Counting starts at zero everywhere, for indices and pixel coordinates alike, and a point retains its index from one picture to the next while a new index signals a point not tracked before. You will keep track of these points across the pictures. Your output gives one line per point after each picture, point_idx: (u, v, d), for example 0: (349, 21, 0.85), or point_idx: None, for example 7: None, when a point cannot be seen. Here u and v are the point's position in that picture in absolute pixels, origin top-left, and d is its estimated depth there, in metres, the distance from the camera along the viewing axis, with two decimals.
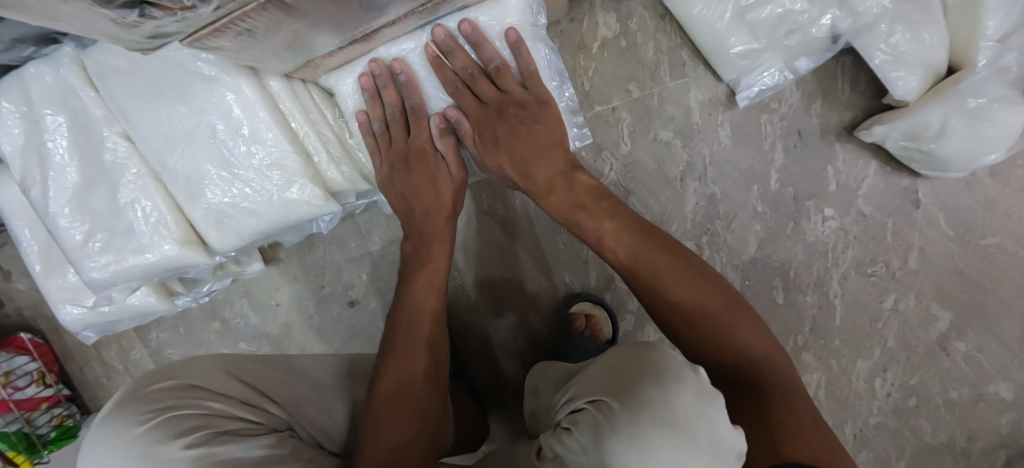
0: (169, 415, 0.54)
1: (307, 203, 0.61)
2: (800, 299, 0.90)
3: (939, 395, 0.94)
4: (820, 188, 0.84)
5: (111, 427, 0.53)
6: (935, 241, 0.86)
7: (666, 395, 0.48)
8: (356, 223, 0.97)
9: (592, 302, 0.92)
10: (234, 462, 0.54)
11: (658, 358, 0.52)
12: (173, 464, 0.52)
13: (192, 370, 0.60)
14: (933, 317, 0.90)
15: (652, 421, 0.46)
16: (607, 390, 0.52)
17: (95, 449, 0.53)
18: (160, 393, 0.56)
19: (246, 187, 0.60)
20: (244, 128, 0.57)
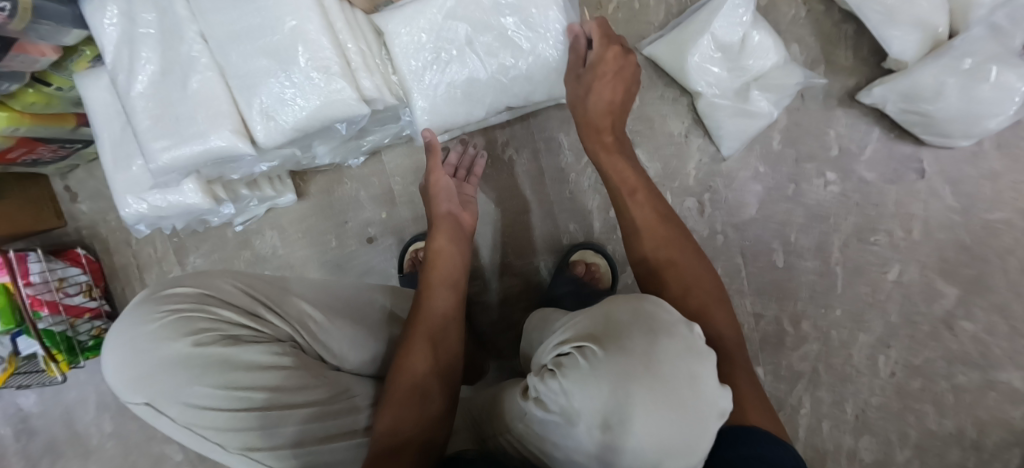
0: (182, 317, 0.60)
1: (343, 102, 0.69)
2: (800, 264, 0.92)
3: (946, 379, 0.92)
4: (821, 151, 0.88)
5: (140, 317, 0.60)
6: (938, 213, 0.87)
7: (654, 347, 0.44)
8: (382, 164, 1.06)
9: (594, 251, 0.96)
10: (237, 362, 0.58)
11: (652, 312, 0.48)
12: (183, 356, 0.58)
13: (206, 280, 0.64)
14: (938, 292, 0.89)
15: (635, 368, 0.43)
16: (597, 338, 0.47)
17: (127, 332, 0.60)
18: (180, 296, 0.62)
19: (292, 83, 0.68)
20: (298, 28, 0.67)
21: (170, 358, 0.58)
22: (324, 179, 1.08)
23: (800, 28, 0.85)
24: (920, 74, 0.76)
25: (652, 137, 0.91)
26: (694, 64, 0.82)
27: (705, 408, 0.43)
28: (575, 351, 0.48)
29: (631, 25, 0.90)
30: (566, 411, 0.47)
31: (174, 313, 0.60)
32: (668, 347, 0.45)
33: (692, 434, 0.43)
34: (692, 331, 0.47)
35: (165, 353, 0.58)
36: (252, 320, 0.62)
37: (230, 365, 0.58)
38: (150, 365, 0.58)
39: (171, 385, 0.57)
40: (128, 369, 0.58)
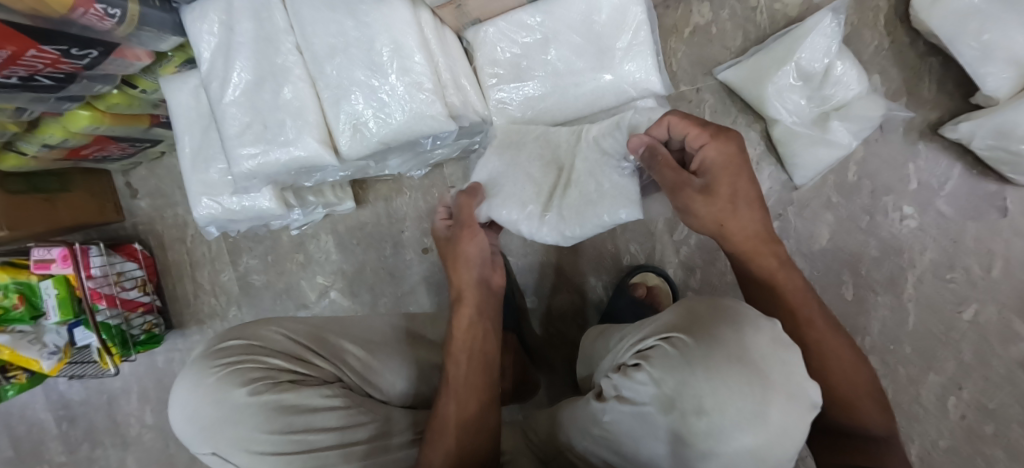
0: (236, 368, 0.60)
1: (431, 119, 0.69)
2: (869, 297, 0.90)
3: (1020, 424, 0.89)
4: (898, 184, 0.86)
5: (195, 374, 0.61)
6: (1020, 253, 0.84)
7: (743, 338, 0.47)
8: (442, 176, 1.06)
9: (655, 273, 0.94)
10: (297, 406, 0.59)
11: (732, 307, 0.50)
12: (242, 407, 0.58)
13: (258, 327, 0.65)
14: (1015, 334, 0.87)
15: (726, 356, 0.46)
16: (687, 330, 0.50)
17: (186, 387, 0.61)
18: (233, 348, 0.62)
19: (384, 99, 0.70)
20: (396, 45, 0.68)
21: (230, 410, 0.58)
22: (384, 187, 1.09)
23: (883, 59, 0.83)
24: (1013, 111, 0.74)
25: None
26: (774, 92, 0.81)
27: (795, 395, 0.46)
28: (663, 342, 0.50)
29: (706, 49, 0.89)
30: (659, 400, 0.48)
31: (229, 363, 0.61)
32: (755, 337, 0.47)
33: (784, 418, 0.45)
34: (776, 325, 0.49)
35: (224, 404, 0.59)
36: (298, 364, 0.62)
37: (289, 410, 0.58)
38: (211, 417, 0.59)
39: (233, 435, 0.58)
40: (192, 420, 0.60)
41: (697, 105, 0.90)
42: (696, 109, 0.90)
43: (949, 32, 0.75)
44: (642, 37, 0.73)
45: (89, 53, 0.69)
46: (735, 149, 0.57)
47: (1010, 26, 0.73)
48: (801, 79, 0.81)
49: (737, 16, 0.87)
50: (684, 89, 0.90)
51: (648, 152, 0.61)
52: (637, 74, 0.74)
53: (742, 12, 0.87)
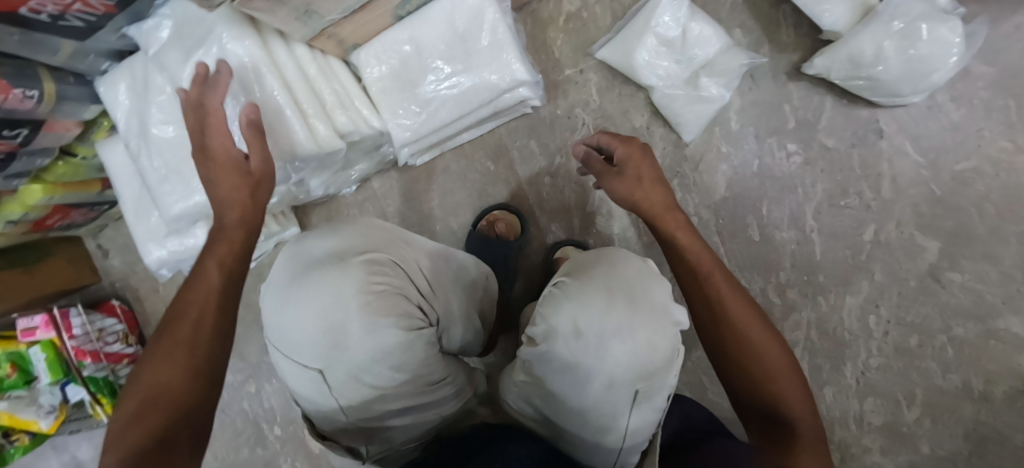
0: (325, 247, 0.57)
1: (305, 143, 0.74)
2: (776, 235, 0.94)
3: (942, 332, 0.92)
4: (779, 125, 0.91)
5: (319, 273, 0.55)
6: (905, 170, 0.89)
7: (611, 270, 0.52)
8: (373, 190, 1.12)
9: (574, 246, 1.00)
10: (405, 314, 0.55)
11: (612, 253, 0.56)
12: (348, 280, 0.54)
13: (365, 231, 0.61)
14: (919, 247, 0.90)
15: (593, 285, 0.51)
16: (570, 278, 0.55)
17: (282, 278, 0.56)
18: (336, 243, 0.58)
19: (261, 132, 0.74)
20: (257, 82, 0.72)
21: (341, 294, 0.54)
22: (324, 209, 1.16)
23: (740, 14, 0.89)
24: (856, 41, 0.79)
25: (616, 132, 0.97)
26: (642, 62, 0.88)
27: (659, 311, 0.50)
28: (551, 287, 0.54)
29: (582, 33, 0.96)
30: (546, 337, 0.51)
31: (304, 241, 0.59)
32: (625, 269, 0.53)
33: (657, 341, 0.49)
34: (645, 263, 0.54)
35: (304, 273, 0.55)
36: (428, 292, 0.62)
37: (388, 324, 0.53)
38: (289, 276, 0.55)
39: (327, 313, 0.53)
40: (291, 278, 0.55)
41: (584, 85, 0.97)
42: (583, 89, 0.98)
43: None
44: (502, 35, 0.81)
45: (20, 132, 0.76)
46: (642, 152, 0.62)
47: None
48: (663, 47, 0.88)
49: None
50: (570, 73, 0.98)
51: (583, 158, 0.67)
52: (507, 70, 0.82)
53: None
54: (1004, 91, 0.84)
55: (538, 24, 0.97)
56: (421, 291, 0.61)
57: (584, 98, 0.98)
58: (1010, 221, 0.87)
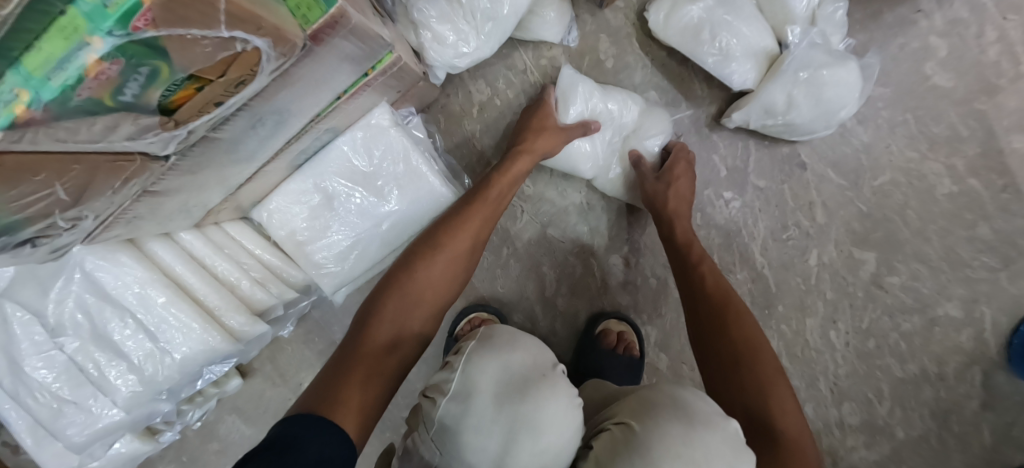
0: (532, 358, 0.59)
1: (222, 342, 0.65)
2: (732, 278, 0.95)
3: (894, 330, 0.98)
4: (712, 176, 0.91)
5: (490, 353, 0.58)
6: (832, 194, 0.92)
7: (690, 434, 0.51)
8: (315, 318, 1.03)
9: (618, 319, 0.95)
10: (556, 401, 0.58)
11: (692, 402, 0.55)
12: (520, 372, 0.57)
13: (540, 347, 0.61)
14: (858, 261, 0.95)
15: (671, 452, 0.50)
16: (633, 416, 0.55)
17: (501, 354, 0.58)
18: (531, 354, 0.59)
19: (165, 343, 0.64)
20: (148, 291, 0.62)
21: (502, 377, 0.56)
22: (265, 351, 1.05)
23: (653, 76, 0.88)
24: (768, 93, 0.80)
25: (556, 212, 0.95)
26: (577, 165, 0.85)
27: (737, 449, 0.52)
28: (616, 427, 0.55)
29: (500, 120, 0.90)
30: None
31: (479, 359, 0.57)
32: (708, 435, 0.52)
33: None
34: (728, 423, 0.53)
35: (519, 392, 0.55)
36: None
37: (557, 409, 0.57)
38: (496, 410, 0.54)
39: (509, 383, 0.56)
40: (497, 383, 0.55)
41: None
42: None
43: (687, 45, 0.80)
44: (415, 161, 0.74)
45: None
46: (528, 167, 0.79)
47: (732, 25, 0.79)
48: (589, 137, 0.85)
49: (514, 84, 0.89)
50: (497, 163, 0.91)
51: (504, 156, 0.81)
52: (429, 196, 0.75)
53: (517, 78, 0.89)
54: (899, 107, 0.90)
55: (452, 119, 0.90)
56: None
57: None
58: (929, 221, 0.93)
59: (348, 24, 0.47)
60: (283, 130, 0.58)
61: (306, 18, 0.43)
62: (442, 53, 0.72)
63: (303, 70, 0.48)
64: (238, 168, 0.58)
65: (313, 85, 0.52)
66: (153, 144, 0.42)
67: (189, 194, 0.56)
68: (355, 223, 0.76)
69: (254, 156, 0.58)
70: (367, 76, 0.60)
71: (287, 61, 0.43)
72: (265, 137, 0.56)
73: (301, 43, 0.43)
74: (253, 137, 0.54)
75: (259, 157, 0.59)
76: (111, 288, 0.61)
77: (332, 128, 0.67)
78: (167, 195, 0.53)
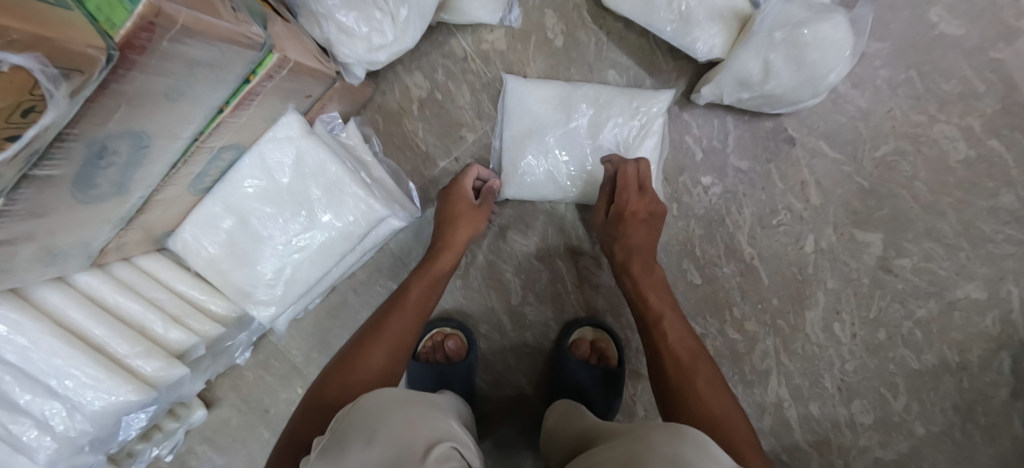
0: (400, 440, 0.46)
1: (130, 393, 0.58)
2: (717, 273, 0.85)
3: (906, 318, 0.87)
4: (687, 160, 0.81)
5: (331, 454, 0.46)
6: (827, 171, 0.81)
7: None
8: (273, 342, 0.97)
9: (592, 326, 0.87)
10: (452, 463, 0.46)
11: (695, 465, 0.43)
12: (365, 459, 0.45)
13: (418, 419, 0.50)
14: (862, 244, 0.83)
15: None
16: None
17: (343, 450, 0.46)
18: (400, 431, 0.47)
19: (67, 399, 0.57)
20: (36, 342, 0.55)
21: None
22: (227, 378, 0.98)
23: (610, 53, 0.77)
24: (739, 62, 0.69)
25: (517, 214, 0.86)
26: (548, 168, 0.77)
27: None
28: None
29: (444, 117, 0.81)
30: None
31: (329, 459, 0.46)
32: None
33: None
34: None
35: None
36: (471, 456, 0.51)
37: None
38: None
39: None
40: None
41: None
42: None
43: (642, 13, 0.70)
44: (335, 173, 0.65)
45: None
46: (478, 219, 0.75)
47: None
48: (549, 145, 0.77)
49: (454, 74, 0.79)
50: (445, 164, 0.82)
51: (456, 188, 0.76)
52: (357, 210, 0.66)
53: (457, 67, 0.79)
54: (901, 64, 0.78)
55: (391, 119, 0.81)
56: (469, 458, 0.49)
57: None
58: (942, 193, 0.81)
59: (174, 24, 0.39)
60: (152, 155, 0.50)
61: (109, 22, 0.36)
62: (353, 47, 0.63)
63: (134, 85, 0.40)
64: (104, 201, 0.50)
65: (165, 100, 0.44)
66: None
67: (51, 235, 0.48)
68: (276, 247, 0.68)
69: (126, 186, 0.51)
70: (249, 82, 0.52)
71: (94, 77, 0.36)
72: (127, 166, 0.48)
73: (108, 54, 0.36)
74: (110, 167, 0.46)
75: (134, 184, 0.52)
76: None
77: (232, 144, 0.60)
78: (18, 243, 0.45)
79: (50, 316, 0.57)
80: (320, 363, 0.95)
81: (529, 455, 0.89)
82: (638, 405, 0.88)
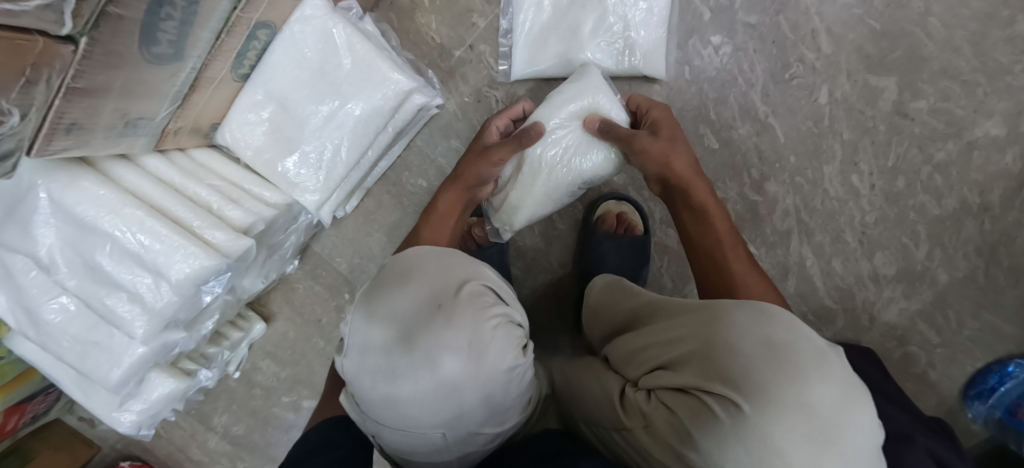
0: (439, 286, 0.57)
1: (198, 267, 0.63)
2: (734, 135, 0.88)
3: (926, 163, 0.87)
4: (696, 22, 0.86)
5: (388, 293, 0.57)
6: (837, 17, 0.84)
7: (805, 395, 0.42)
8: (317, 254, 1.03)
9: (617, 201, 0.92)
10: (493, 306, 0.57)
11: (790, 343, 0.46)
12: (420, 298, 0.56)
13: (452, 266, 0.60)
14: (876, 89, 0.85)
15: (789, 415, 0.42)
16: (719, 377, 0.45)
17: (397, 290, 0.57)
18: (437, 281, 0.58)
19: (151, 271, 0.64)
20: (121, 210, 0.61)
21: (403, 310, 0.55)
22: (279, 293, 1.06)
23: None
24: None
25: (535, 96, 0.87)
26: (562, 53, 0.82)
27: (854, 395, 0.44)
28: (704, 397, 0.45)
29: (454, 7, 0.86)
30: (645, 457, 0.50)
31: (380, 292, 0.57)
32: (824, 388, 0.43)
33: None
34: (841, 366, 0.46)
35: (408, 341, 0.53)
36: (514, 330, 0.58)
37: (484, 306, 0.56)
38: (381, 376, 0.53)
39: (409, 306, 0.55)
40: (405, 317, 0.55)
41: (480, 61, 0.87)
42: (481, 65, 0.87)
43: None
44: (358, 43, 0.70)
45: None
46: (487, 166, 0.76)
47: None
48: (558, 24, 0.82)
49: None
50: (460, 54, 0.87)
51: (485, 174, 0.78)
52: (387, 82, 0.70)
53: None
54: None
55: (405, 14, 0.87)
56: (503, 296, 0.60)
57: (486, 74, 0.88)
58: (956, 27, 0.82)
59: None
60: (202, 18, 0.55)
61: None
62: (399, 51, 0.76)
63: None
64: (166, 64, 0.55)
65: None
66: (42, 14, 0.39)
67: (124, 98, 0.54)
68: (314, 131, 0.73)
69: (182, 50, 0.56)
70: None
71: None
72: (182, 24, 0.53)
73: None
74: (168, 22, 0.52)
75: (187, 51, 0.57)
76: (87, 214, 0.61)
77: (264, 23, 0.66)
78: (101, 96, 0.51)
79: (128, 191, 0.64)
80: (363, 267, 1.00)
81: (567, 338, 0.96)
82: (665, 276, 0.92)
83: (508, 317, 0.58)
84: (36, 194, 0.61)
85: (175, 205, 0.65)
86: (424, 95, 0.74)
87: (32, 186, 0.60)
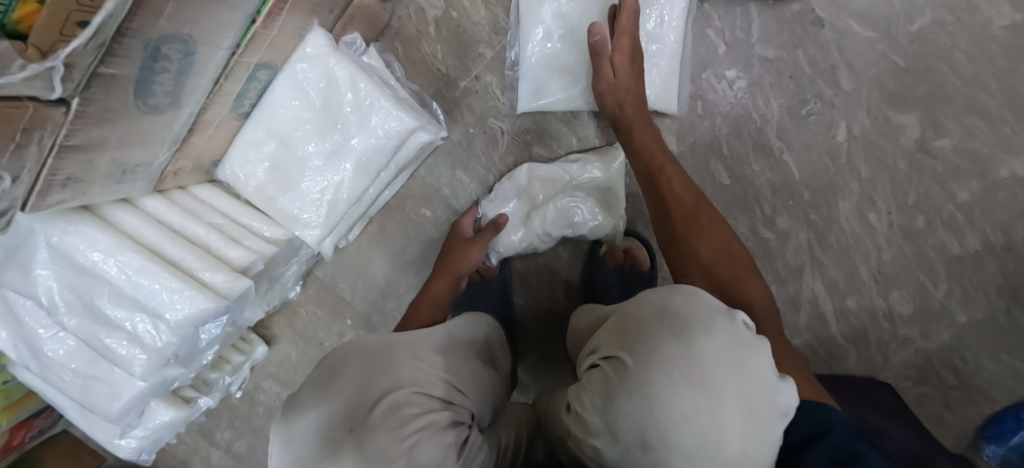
0: (357, 394, 0.49)
1: (195, 311, 0.61)
2: (747, 170, 0.86)
3: (947, 201, 0.83)
4: (710, 55, 0.83)
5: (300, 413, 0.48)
6: (858, 51, 0.80)
7: (686, 345, 0.46)
8: (320, 279, 1.02)
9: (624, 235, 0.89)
10: (425, 413, 0.50)
11: (682, 306, 0.49)
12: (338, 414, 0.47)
13: (378, 367, 0.52)
14: (897, 125, 0.82)
15: (668, 364, 0.45)
16: (620, 347, 0.49)
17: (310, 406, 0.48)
18: (356, 388, 0.49)
19: (148, 313, 0.63)
20: (119, 254, 0.61)
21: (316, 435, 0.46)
22: (282, 316, 1.05)
23: None
24: None
25: (542, 127, 0.86)
26: (572, 86, 0.81)
27: (743, 344, 0.46)
28: (604, 363, 0.50)
29: (461, 35, 0.84)
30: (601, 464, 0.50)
31: (296, 411, 0.48)
32: (708, 337, 0.46)
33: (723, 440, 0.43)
34: (735, 323, 0.48)
35: None
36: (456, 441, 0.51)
37: (409, 416, 0.48)
38: None
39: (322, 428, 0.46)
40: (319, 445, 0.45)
41: (486, 91, 0.85)
42: (487, 95, 0.85)
43: None
44: (359, 81, 0.68)
45: None
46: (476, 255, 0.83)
47: None
48: (568, 56, 0.79)
49: None
50: (466, 84, 0.85)
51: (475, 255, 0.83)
52: (388, 122, 0.68)
53: None
54: None
55: (410, 43, 0.85)
56: (431, 393, 0.52)
57: (491, 105, 0.86)
58: (984, 62, 0.78)
59: None
60: (200, 65, 0.54)
61: None
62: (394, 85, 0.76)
63: None
64: (163, 112, 0.54)
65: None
66: (31, 83, 0.38)
67: (120, 148, 0.53)
68: (314, 167, 0.72)
69: (179, 98, 0.55)
70: None
71: None
72: (179, 74, 0.52)
73: None
74: (164, 74, 0.50)
75: (185, 98, 0.56)
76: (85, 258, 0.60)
77: (265, 63, 0.65)
78: (97, 149, 0.50)
79: (126, 233, 0.63)
80: (365, 293, 0.99)
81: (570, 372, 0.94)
82: None
83: (438, 421, 0.50)
84: (35, 237, 0.60)
85: (174, 246, 0.64)
86: (427, 131, 0.71)
87: (31, 230, 0.60)
